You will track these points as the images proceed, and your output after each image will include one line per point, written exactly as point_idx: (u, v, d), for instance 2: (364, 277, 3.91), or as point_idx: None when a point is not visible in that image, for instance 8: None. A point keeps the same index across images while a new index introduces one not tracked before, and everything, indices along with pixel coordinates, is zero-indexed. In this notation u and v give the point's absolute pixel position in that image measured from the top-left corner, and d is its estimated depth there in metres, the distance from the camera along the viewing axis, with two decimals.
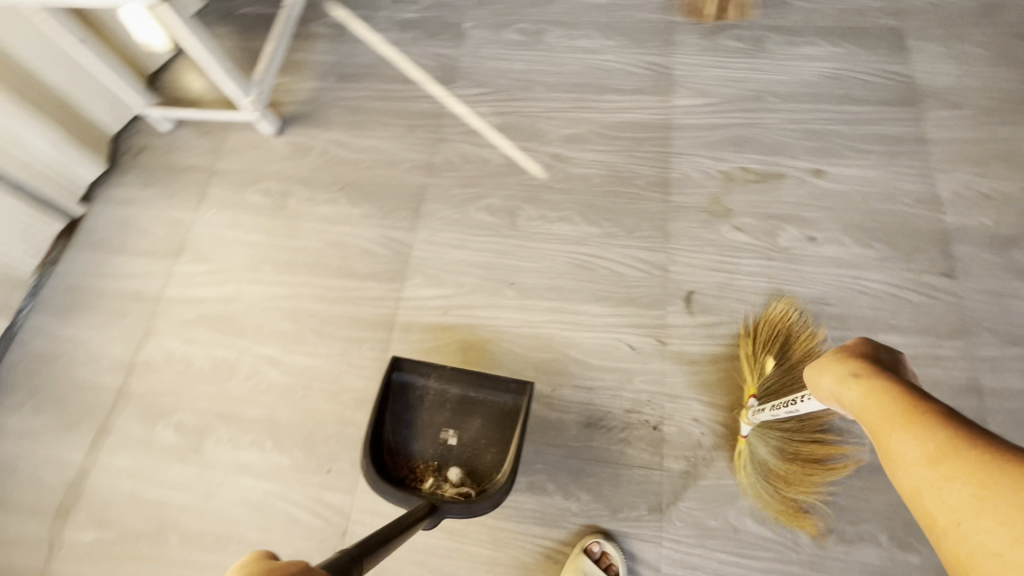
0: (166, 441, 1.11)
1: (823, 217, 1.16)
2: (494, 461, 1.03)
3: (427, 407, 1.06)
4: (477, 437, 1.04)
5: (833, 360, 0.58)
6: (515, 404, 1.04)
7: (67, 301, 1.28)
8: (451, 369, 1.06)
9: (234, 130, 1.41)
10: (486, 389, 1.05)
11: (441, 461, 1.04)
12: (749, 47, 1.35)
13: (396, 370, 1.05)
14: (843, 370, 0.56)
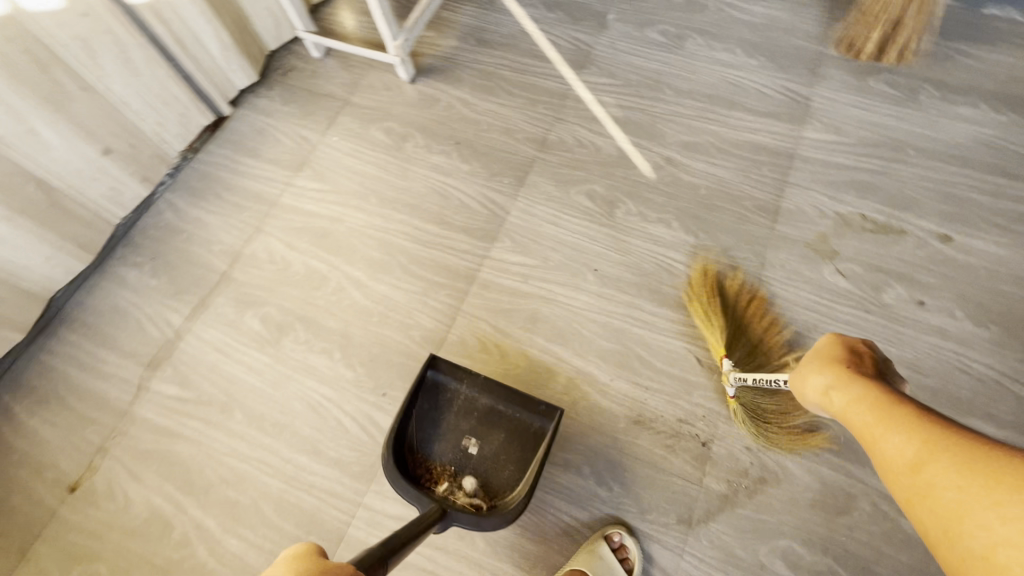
0: (252, 328, 1.22)
1: (938, 283, 1.09)
2: (510, 479, 1.02)
3: (454, 411, 1.06)
4: (498, 452, 1.04)
5: (816, 367, 0.67)
6: (541, 429, 1.03)
7: (199, 186, 1.42)
8: (485, 379, 1.05)
9: (374, 69, 1.52)
10: (515, 406, 1.04)
11: (458, 467, 1.04)
12: (899, 96, 1.29)
13: (431, 369, 1.05)
14: (827, 377, 0.64)
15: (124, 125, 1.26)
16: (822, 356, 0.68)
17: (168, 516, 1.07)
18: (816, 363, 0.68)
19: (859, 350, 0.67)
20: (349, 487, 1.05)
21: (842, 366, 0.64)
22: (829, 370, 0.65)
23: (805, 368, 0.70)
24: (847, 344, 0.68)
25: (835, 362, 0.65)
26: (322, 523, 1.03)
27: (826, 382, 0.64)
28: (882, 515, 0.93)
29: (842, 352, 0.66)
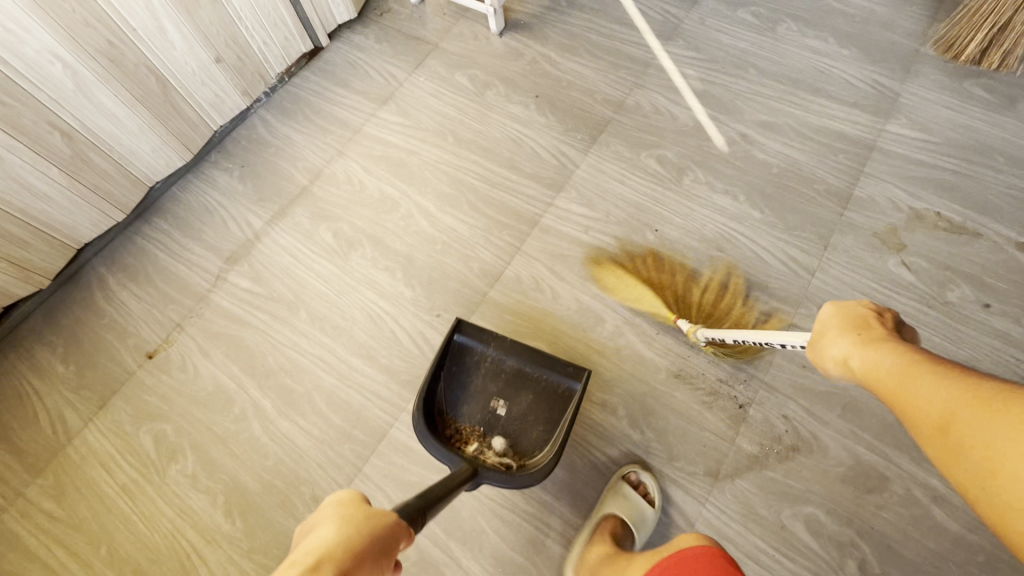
0: (323, 240, 1.31)
1: (1008, 289, 1.07)
2: (539, 440, 1.03)
3: (482, 373, 1.06)
4: (526, 413, 1.04)
5: (831, 338, 0.66)
6: (569, 391, 1.03)
7: (291, 107, 1.52)
8: (512, 341, 1.05)
9: (465, 20, 1.57)
10: (542, 368, 1.05)
11: (487, 428, 1.05)
12: (995, 102, 1.25)
13: (457, 332, 1.05)
14: (846, 348, 0.64)
15: (237, 38, 1.35)
16: (833, 325, 0.67)
17: (231, 392, 1.17)
18: (830, 333, 0.67)
19: (869, 313, 0.66)
20: (395, 393, 1.12)
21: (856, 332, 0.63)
22: (846, 339, 0.64)
23: (818, 339, 0.69)
24: (856, 308, 0.67)
25: (848, 329, 0.65)
26: (366, 420, 1.11)
27: (846, 353, 0.63)
28: (914, 501, 0.93)
29: (853, 318, 0.66)
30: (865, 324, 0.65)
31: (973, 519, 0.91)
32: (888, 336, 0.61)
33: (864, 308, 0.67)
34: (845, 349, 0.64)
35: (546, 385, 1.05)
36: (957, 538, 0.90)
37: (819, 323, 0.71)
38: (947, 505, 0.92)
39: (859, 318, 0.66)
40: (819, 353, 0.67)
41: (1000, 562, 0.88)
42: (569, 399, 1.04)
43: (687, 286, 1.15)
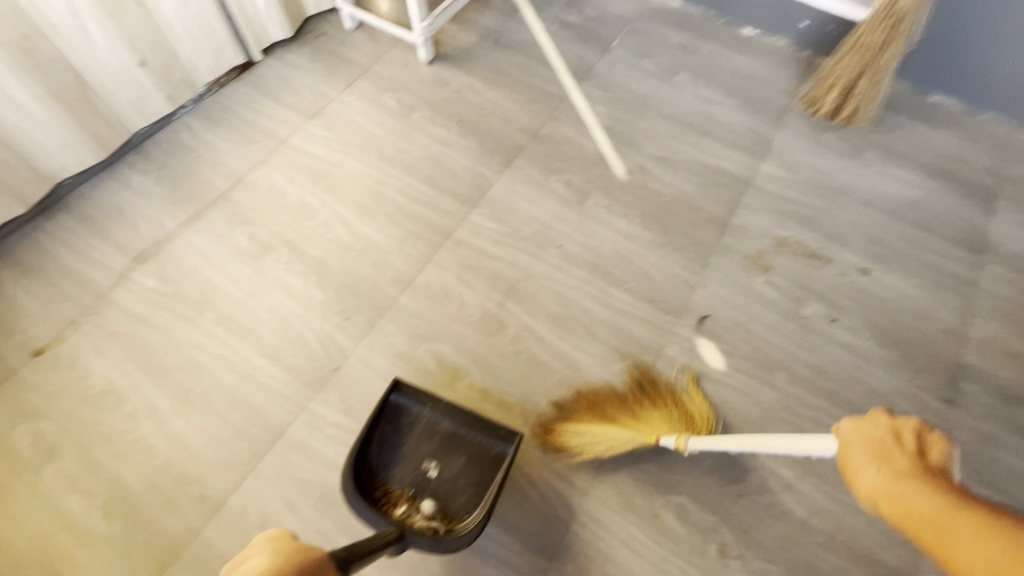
0: (238, 243, 1.32)
1: (851, 307, 1.24)
2: (469, 503, 1.01)
3: (415, 435, 1.06)
4: (457, 475, 1.04)
5: (855, 471, 0.63)
6: (501, 453, 1.04)
7: (217, 115, 1.54)
8: (447, 403, 1.07)
9: (398, 48, 1.68)
10: (476, 429, 1.06)
11: (417, 491, 1.03)
12: (847, 151, 1.47)
13: (394, 392, 1.06)
14: (872, 486, 0.60)
15: (165, 45, 1.38)
16: (854, 454, 0.64)
17: (123, 390, 1.14)
18: (852, 463, 0.64)
19: (887, 434, 0.63)
20: (297, 392, 1.14)
21: (880, 469, 0.60)
22: (870, 474, 0.61)
23: (843, 466, 0.66)
24: (873, 431, 0.64)
25: (872, 462, 0.61)
26: (265, 419, 1.11)
27: (874, 492, 0.59)
28: (768, 490, 1.03)
29: (871, 446, 0.63)
30: (887, 453, 0.61)
31: (816, 505, 1.02)
32: (915, 471, 0.58)
33: (883, 430, 0.64)
34: (871, 487, 0.60)
35: (479, 447, 1.06)
36: (802, 522, 1.01)
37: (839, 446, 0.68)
38: (795, 492, 1.03)
39: (877, 445, 0.63)
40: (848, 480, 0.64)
41: (839, 543, 0.99)
42: (500, 462, 1.04)
43: (627, 399, 1.12)
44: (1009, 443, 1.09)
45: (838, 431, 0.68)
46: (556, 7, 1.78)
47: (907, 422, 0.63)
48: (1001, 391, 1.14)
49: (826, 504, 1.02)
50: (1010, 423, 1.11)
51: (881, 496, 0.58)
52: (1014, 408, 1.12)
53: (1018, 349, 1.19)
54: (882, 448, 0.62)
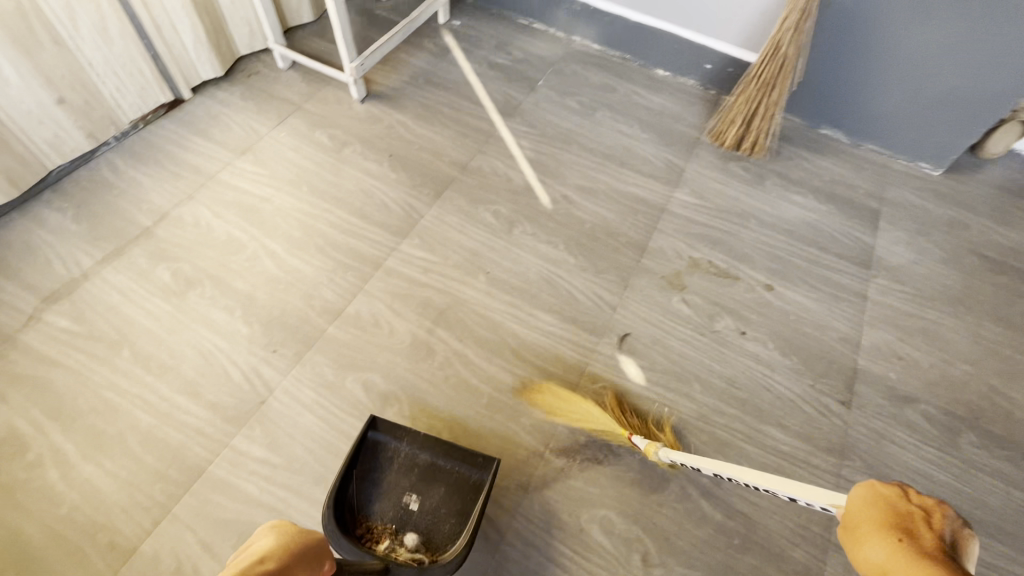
0: (160, 279, 1.30)
1: (758, 320, 1.33)
2: (452, 532, 1.00)
3: (395, 470, 1.04)
4: (439, 506, 1.02)
5: (867, 542, 0.52)
6: (480, 480, 1.03)
7: (142, 152, 1.53)
8: (424, 434, 1.06)
9: (331, 87, 1.73)
10: (454, 458, 1.05)
11: (399, 526, 1.00)
12: (751, 179, 1.62)
13: (371, 428, 1.04)
14: (889, 560, 0.48)
15: (86, 84, 1.38)
16: (873, 523, 0.52)
17: (26, 437, 1.08)
18: (864, 531, 0.53)
19: (913, 512, 0.52)
20: (219, 428, 1.11)
21: (904, 545, 0.49)
22: (886, 546, 0.50)
23: (849, 530, 0.55)
24: (897, 502, 0.53)
25: (891, 534, 0.50)
26: (183, 459, 1.07)
27: (891, 568, 0.48)
28: (686, 496, 1.08)
29: (893, 517, 0.52)
30: (914, 534, 0.50)
31: (731, 508, 1.08)
32: (937, 560, 0.47)
33: (906, 506, 0.53)
34: (885, 560, 0.49)
35: (458, 476, 1.05)
36: (719, 525, 1.06)
37: (846, 510, 0.57)
38: (711, 497, 1.09)
39: (901, 519, 0.52)
40: (852, 554, 0.52)
41: (754, 543, 1.05)
42: (480, 489, 1.04)
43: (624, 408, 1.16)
44: (899, 438, 1.19)
45: (853, 491, 0.57)
46: (484, 49, 1.89)
47: (934, 503, 0.53)
48: (890, 391, 1.25)
49: (740, 506, 1.08)
50: (900, 420, 1.21)
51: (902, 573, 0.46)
52: (902, 406, 1.23)
53: (902, 352, 1.31)
54: (903, 527, 0.51)
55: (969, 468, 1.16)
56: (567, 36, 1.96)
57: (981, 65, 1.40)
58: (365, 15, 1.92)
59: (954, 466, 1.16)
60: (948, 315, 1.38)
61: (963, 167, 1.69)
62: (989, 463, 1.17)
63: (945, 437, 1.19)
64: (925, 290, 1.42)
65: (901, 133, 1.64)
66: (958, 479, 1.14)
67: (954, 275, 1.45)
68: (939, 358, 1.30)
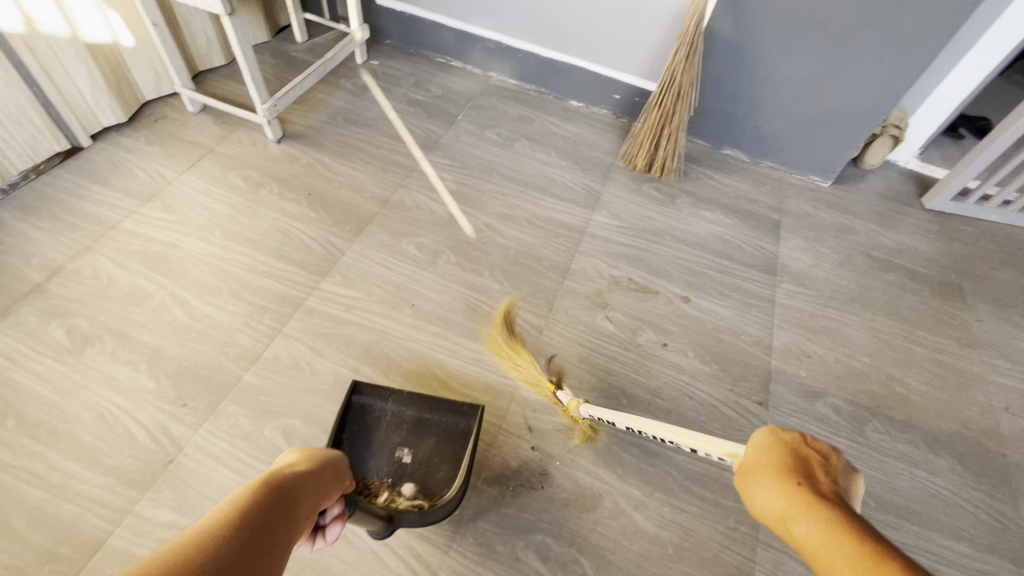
0: (53, 338, 1.20)
1: (678, 331, 1.39)
2: (447, 477, 1.03)
3: (384, 429, 1.07)
4: (431, 455, 1.05)
5: (765, 484, 0.55)
6: (467, 426, 1.08)
7: (33, 203, 1.43)
8: (409, 393, 1.11)
9: (245, 128, 1.70)
10: (439, 411, 1.10)
11: (396, 479, 1.02)
12: (663, 199, 1.71)
13: (357, 393, 1.08)
14: (786, 499, 0.52)
15: None
16: (772, 466, 0.56)
17: None
18: (763, 474, 0.56)
19: (810, 454, 0.57)
20: (120, 496, 1.02)
21: (801, 484, 0.52)
22: (786, 487, 0.53)
23: (748, 473, 0.58)
24: (796, 446, 0.58)
25: (788, 475, 0.54)
26: (78, 534, 0.98)
27: (787, 506, 0.51)
28: (620, 512, 1.09)
29: (790, 459, 0.56)
30: (810, 471, 0.55)
31: (664, 518, 1.09)
32: (824, 495, 0.52)
33: (805, 450, 0.58)
34: (781, 500, 0.52)
35: (446, 427, 1.09)
36: (653, 537, 1.07)
37: (747, 454, 0.61)
38: (643, 509, 1.10)
39: (798, 459, 0.56)
40: (749, 497, 0.56)
41: (687, 551, 1.06)
42: (468, 434, 1.08)
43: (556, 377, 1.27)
44: (814, 433, 1.26)
45: (754, 436, 0.61)
46: (403, 87, 1.93)
47: (828, 451, 0.59)
48: (802, 388, 1.33)
49: (671, 515, 1.10)
50: (813, 415, 1.28)
51: (796, 509, 0.50)
52: (814, 401, 1.31)
53: (809, 351, 1.40)
54: (797, 467, 0.55)
55: (877, 454, 1.24)
56: (484, 72, 2.03)
57: (848, 88, 1.57)
58: (280, 58, 1.92)
59: (863, 453, 1.24)
60: (846, 313, 1.49)
61: (848, 178, 1.87)
62: (894, 448, 1.25)
63: (853, 426, 1.28)
64: (825, 291, 1.54)
65: (790, 150, 1.80)
66: (868, 466, 1.22)
67: (848, 275, 1.58)
68: (843, 354, 1.40)
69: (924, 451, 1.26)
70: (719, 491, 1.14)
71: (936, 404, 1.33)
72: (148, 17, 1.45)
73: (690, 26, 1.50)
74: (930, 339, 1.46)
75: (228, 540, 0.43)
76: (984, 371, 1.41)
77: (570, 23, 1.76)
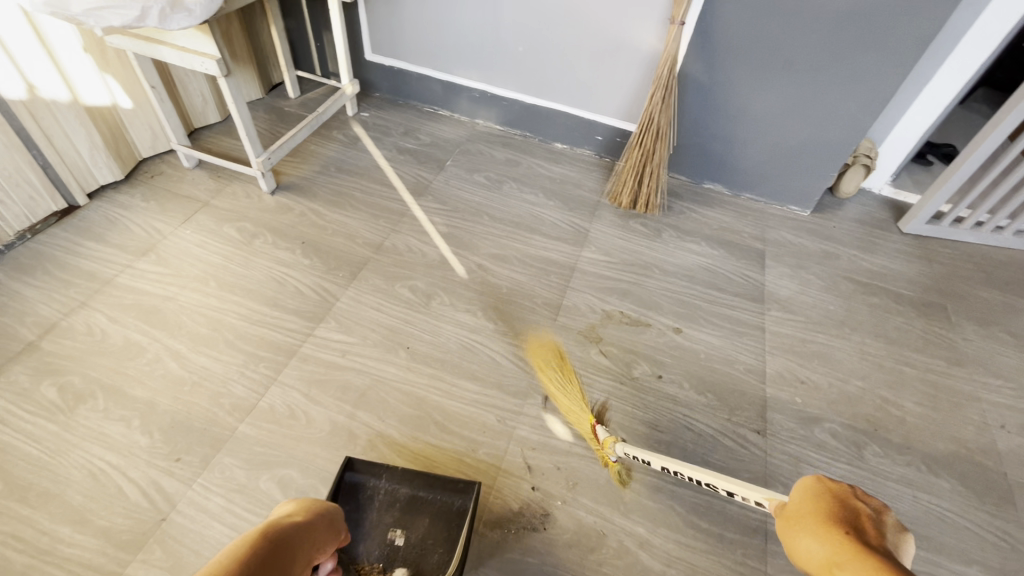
0: (44, 396, 1.19)
1: (672, 362, 1.41)
2: (441, 562, 1.00)
3: (376, 510, 1.05)
4: (424, 536, 1.03)
5: (811, 532, 0.54)
6: (462, 507, 1.05)
7: (29, 262, 1.45)
8: (404, 468, 1.08)
9: (239, 181, 1.75)
10: (434, 488, 1.07)
11: (387, 563, 1.00)
12: (649, 233, 1.76)
13: (349, 470, 1.06)
14: (831, 546, 0.51)
15: None
16: (819, 514, 0.55)
17: None
18: (809, 523, 0.56)
19: (859, 506, 0.56)
20: (110, 559, 0.99)
21: (847, 534, 0.51)
22: (833, 533, 0.52)
23: (794, 522, 0.57)
24: (848, 501, 0.57)
25: (835, 523, 0.53)
26: None
27: (833, 552, 0.50)
28: (624, 551, 1.07)
29: (839, 509, 0.55)
30: (857, 523, 0.54)
31: (670, 555, 1.07)
32: (873, 548, 0.50)
33: (857, 504, 0.56)
34: (827, 547, 0.51)
35: (441, 505, 1.06)
36: None
37: (792, 500, 0.61)
38: (647, 547, 1.08)
39: (847, 510, 0.55)
40: (795, 546, 0.55)
41: None
42: (463, 514, 1.05)
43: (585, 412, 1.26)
44: (814, 459, 1.26)
45: (802, 482, 0.61)
46: (393, 136, 2.00)
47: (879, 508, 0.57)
48: (798, 414, 1.34)
49: (677, 552, 1.08)
50: (811, 441, 1.29)
51: (843, 555, 0.49)
52: (811, 427, 1.31)
53: (802, 376, 1.41)
54: (846, 519, 0.54)
55: (877, 477, 1.24)
56: (470, 119, 2.12)
57: (818, 122, 1.65)
58: (274, 113, 2.00)
59: (864, 478, 1.24)
60: (836, 337, 1.52)
61: (826, 207, 1.93)
62: (894, 470, 1.25)
63: (852, 450, 1.28)
64: (813, 316, 1.57)
65: (768, 183, 1.87)
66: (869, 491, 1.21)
67: (835, 300, 1.61)
68: (834, 378, 1.42)
69: (925, 473, 1.25)
70: (724, 524, 1.13)
71: (932, 425, 1.34)
72: (146, 80, 1.51)
73: (665, 70, 1.60)
74: (919, 359, 1.48)
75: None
76: (976, 390, 1.42)
77: (552, 71, 1.85)
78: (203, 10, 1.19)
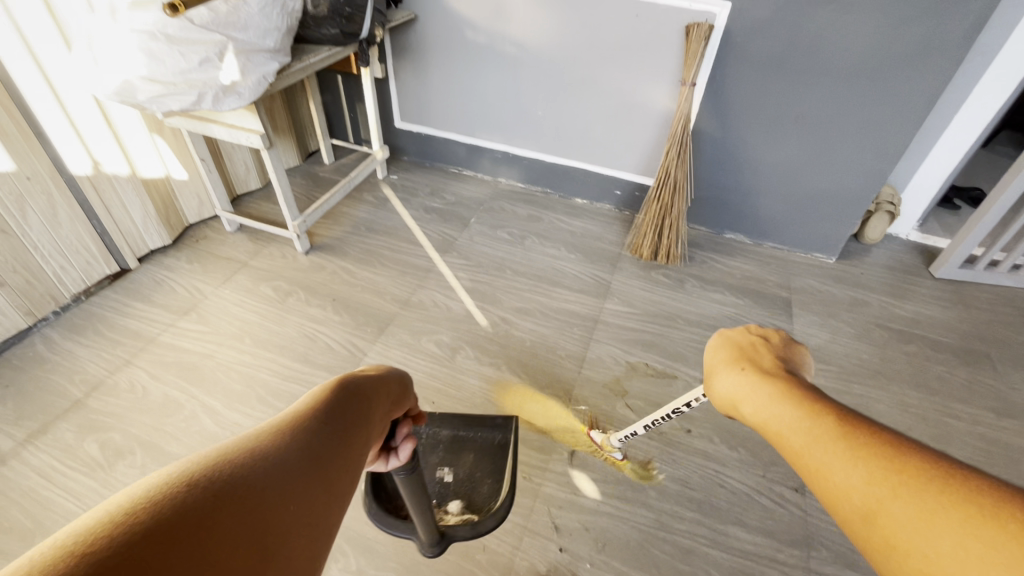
0: (87, 453, 1.24)
1: (702, 416, 1.37)
2: (492, 491, 0.99)
3: (419, 449, 1.04)
4: (472, 471, 1.02)
5: (721, 378, 0.60)
6: (504, 440, 1.05)
7: (81, 323, 1.54)
8: (440, 413, 1.09)
9: (276, 243, 1.85)
10: (474, 426, 1.07)
11: (440, 498, 0.99)
12: (672, 284, 1.77)
13: None
14: (735, 382, 0.57)
15: (29, 266, 1.43)
16: (725, 359, 0.61)
17: None
18: (719, 369, 0.61)
19: (756, 342, 0.62)
20: None
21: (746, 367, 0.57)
22: (733, 372, 0.58)
23: (707, 376, 0.63)
24: (745, 339, 0.63)
25: (738, 363, 0.59)
26: None
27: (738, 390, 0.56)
28: None
29: (742, 351, 0.61)
30: (757, 355, 0.60)
31: None
32: (772, 370, 0.56)
33: (751, 338, 0.63)
34: (735, 385, 0.57)
35: (484, 440, 1.06)
36: None
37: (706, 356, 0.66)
38: None
39: (750, 349, 0.61)
40: (713, 392, 0.61)
41: None
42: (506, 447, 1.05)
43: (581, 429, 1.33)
44: None
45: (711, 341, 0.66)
46: (420, 197, 2.10)
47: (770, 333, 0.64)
48: None
49: None
50: None
51: (745, 390, 0.54)
52: None
53: None
54: (748, 354, 0.60)
55: None
56: (493, 178, 2.22)
57: (834, 171, 1.68)
58: (310, 178, 2.14)
59: None
60: (873, 387, 1.46)
61: (852, 254, 1.91)
62: None
63: None
64: (847, 365, 1.52)
65: (788, 231, 1.87)
66: None
67: (868, 349, 1.57)
68: None
69: None
70: None
71: None
72: (197, 153, 1.65)
73: (679, 128, 1.67)
74: (965, 411, 1.41)
75: (231, 501, 0.30)
76: None
77: (569, 132, 1.95)
78: (251, 92, 1.32)
